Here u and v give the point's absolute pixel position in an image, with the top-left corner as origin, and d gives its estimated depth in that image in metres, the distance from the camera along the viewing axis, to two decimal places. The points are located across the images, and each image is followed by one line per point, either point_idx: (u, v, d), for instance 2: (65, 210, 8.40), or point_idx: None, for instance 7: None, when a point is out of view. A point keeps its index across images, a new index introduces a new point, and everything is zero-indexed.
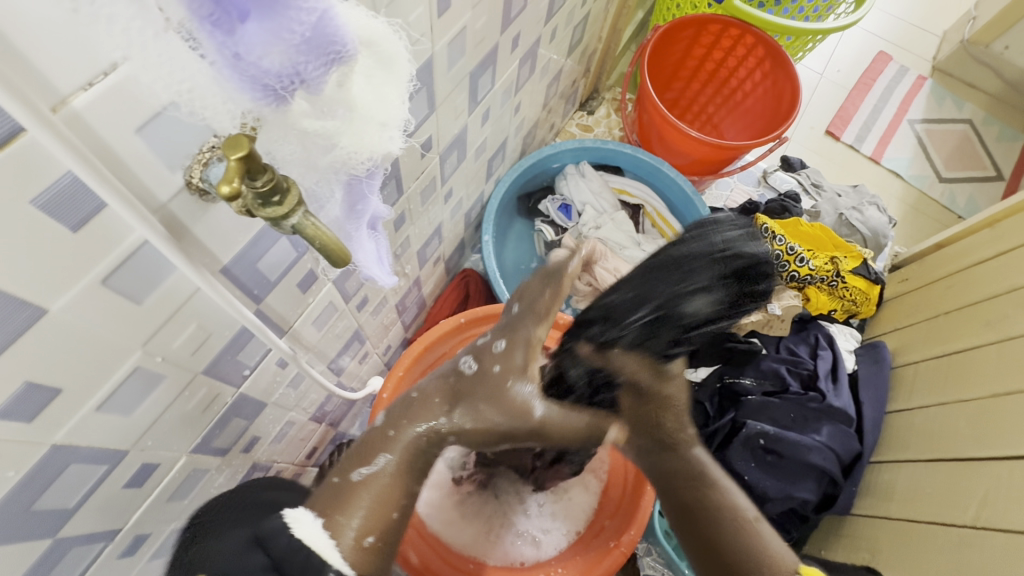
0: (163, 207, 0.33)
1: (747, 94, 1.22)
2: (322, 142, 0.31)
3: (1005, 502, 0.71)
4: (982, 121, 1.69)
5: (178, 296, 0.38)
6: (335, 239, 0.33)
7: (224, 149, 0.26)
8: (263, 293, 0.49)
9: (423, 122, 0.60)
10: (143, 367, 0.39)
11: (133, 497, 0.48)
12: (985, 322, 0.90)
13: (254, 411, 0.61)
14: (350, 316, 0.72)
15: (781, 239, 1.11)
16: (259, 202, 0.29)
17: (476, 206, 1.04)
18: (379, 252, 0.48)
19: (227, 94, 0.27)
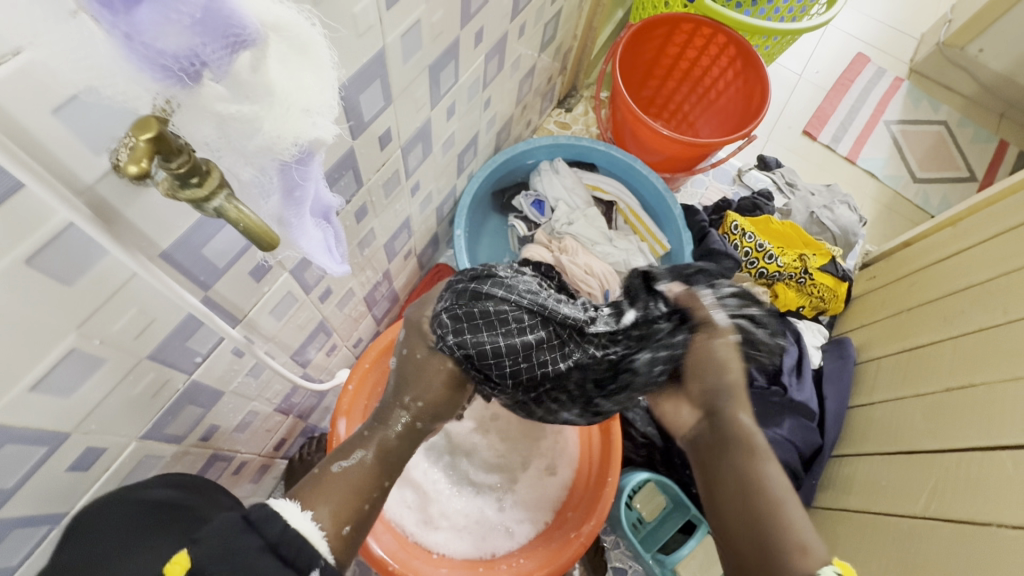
0: (91, 190, 0.33)
1: (721, 93, 1.23)
2: (245, 127, 0.32)
3: (955, 492, 0.72)
4: (956, 123, 1.72)
5: (114, 280, 0.39)
6: (260, 222, 0.34)
7: (133, 129, 0.28)
8: (211, 280, 0.49)
9: (380, 115, 0.61)
10: (80, 350, 0.40)
11: (79, 481, 0.49)
12: (945, 318, 0.92)
13: (211, 399, 0.61)
14: (312, 307, 0.73)
15: (750, 236, 1.13)
16: (178, 184, 0.30)
17: (448, 201, 1.05)
18: (329, 241, 0.50)
19: (131, 76, 0.26)
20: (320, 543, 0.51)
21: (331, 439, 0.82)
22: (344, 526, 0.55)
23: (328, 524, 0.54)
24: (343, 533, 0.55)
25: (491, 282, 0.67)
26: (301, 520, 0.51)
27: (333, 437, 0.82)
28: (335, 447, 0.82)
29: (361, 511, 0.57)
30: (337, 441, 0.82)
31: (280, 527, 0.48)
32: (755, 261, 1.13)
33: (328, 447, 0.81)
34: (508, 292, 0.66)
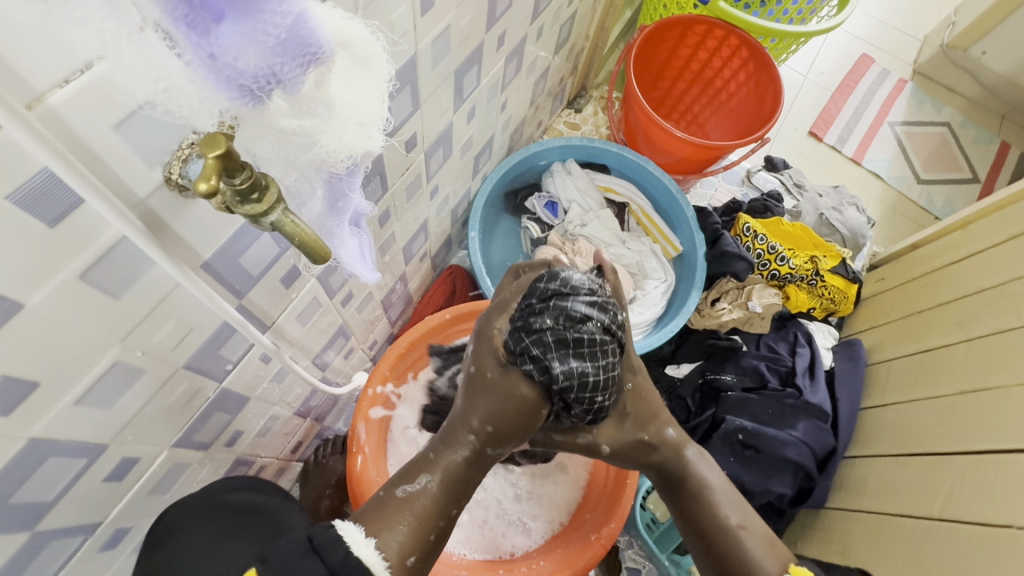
0: (142, 203, 0.33)
1: (732, 95, 1.23)
2: (302, 140, 0.32)
3: (970, 495, 0.73)
4: (960, 125, 1.73)
5: (158, 292, 0.38)
6: (314, 236, 0.33)
7: (201, 147, 0.27)
8: (245, 288, 0.49)
9: (407, 120, 0.61)
10: (123, 362, 0.40)
11: (113, 492, 0.48)
12: (956, 322, 0.93)
13: (237, 405, 0.61)
14: (335, 311, 0.72)
15: (762, 238, 1.13)
16: (237, 200, 0.30)
17: (463, 202, 1.04)
18: (363, 249, 0.49)
19: (203, 93, 0.27)
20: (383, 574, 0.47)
21: (351, 442, 0.82)
22: (410, 556, 0.50)
23: (394, 555, 0.49)
24: (409, 564, 0.49)
25: (583, 296, 0.53)
26: (366, 547, 0.47)
27: (353, 440, 0.82)
28: (355, 450, 0.82)
29: (426, 541, 0.51)
30: (357, 444, 0.82)
31: (341, 553, 0.45)
32: (767, 263, 1.13)
33: (348, 450, 0.81)
34: (601, 310, 0.53)
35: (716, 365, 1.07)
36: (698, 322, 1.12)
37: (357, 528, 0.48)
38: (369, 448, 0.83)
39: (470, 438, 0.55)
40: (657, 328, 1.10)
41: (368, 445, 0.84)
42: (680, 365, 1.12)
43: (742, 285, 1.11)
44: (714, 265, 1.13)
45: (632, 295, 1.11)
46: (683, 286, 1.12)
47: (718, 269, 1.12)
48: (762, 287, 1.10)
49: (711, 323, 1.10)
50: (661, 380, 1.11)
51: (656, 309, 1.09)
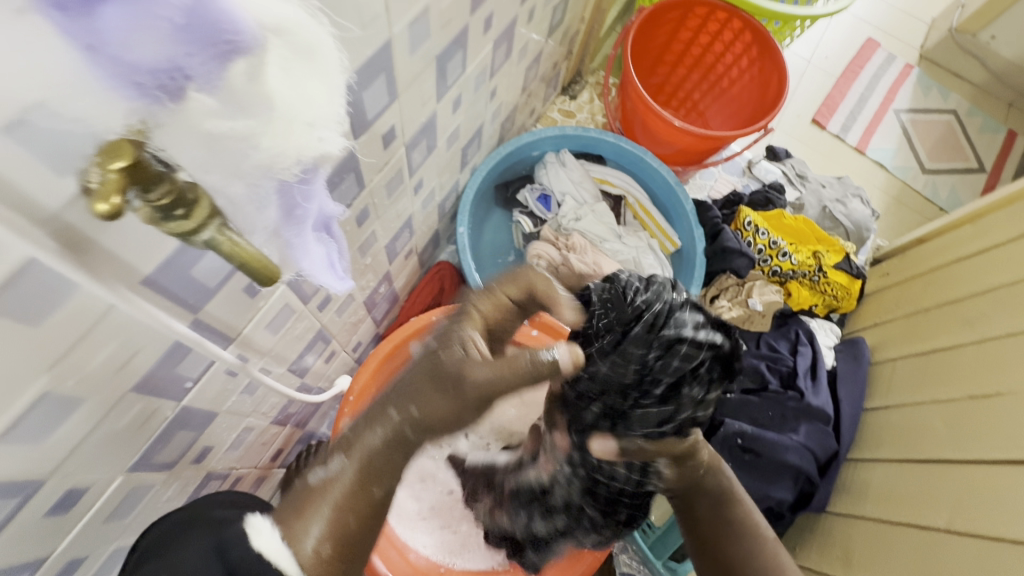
0: (55, 217, 0.28)
1: (734, 82, 1.18)
2: (239, 145, 0.27)
3: (979, 507, 0.70)
4: (966, 112, 1.68)
5: (87, 315, 0.34)
6: (259, 255, 0.29)
7: (102, 158, 0.23)
8: (201, 302, 0.44)
9: (384, 111, 0.55)
10: (54, 393, 0.35)
11: (58, 525, 0.44)
12: (965, 322, 0.90)
13: (203, 422, 0.57)
14: (311, 316, 0.68)
15: (763, 232, 1.10)
16: (159, 217, 0.25)
17: (451, 196, 0.99)
18: (332, 257, 0.44)
19: (99, 93, 0.22)
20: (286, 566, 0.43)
21: None
22: (323, 545, 0.43)
23: (310, 551, 0.43)
24: (321, 553, 0.43)
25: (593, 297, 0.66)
26: (267, 537, 0.44)
27: None
28: None
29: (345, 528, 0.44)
30: None
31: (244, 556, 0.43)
32: (769, 259, 1.09)
33: None
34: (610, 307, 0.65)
35: None
36: None
37: (264, 519, 0.46)
38: None
39: (391, 414, 0.44)
40: None
41: None
42: None
43: (742, 281, 1.08)
44: (714, 262, 1.08)
45: None
46: (681, 283, 1.08)
47: (718, 265, 1.08)
48: (762, 283, 1.07)
49: None
50: None
51: None
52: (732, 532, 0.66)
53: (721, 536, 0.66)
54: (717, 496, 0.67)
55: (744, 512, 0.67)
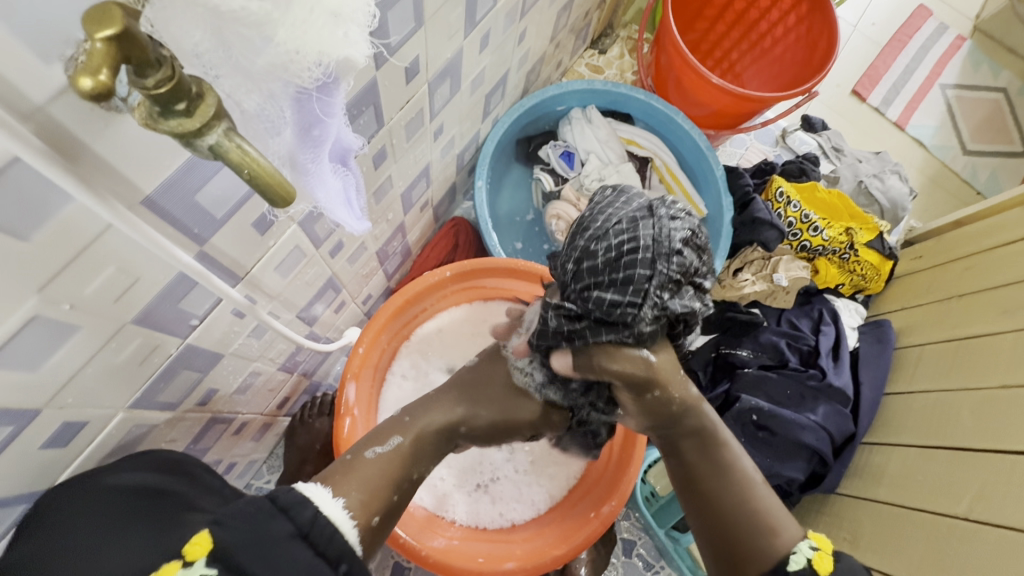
0: (43, 113, 0.25)
1: (778, 41, 1.10)
2: (252, 34, 0.23)
3: (1001, 497, 0.69)
4: (1017, 91, 1.58)
5: (81, 233, 0.31)
6: (271, 170, 0.25)
7: (88, 26, 0.19)
8: (207, 233, 0.40)
9: (409, 40, 0.50)
10: (45, 316, 0.32)
11: (59, 456, 0.43)
12: (1005, 308, 0.85)
13: (208, 363, 0.54)
14: (321, 262, 0.64)
15: (795, 205, 1.05)
16: (159, 112, 0.22)
17: (470, 147, 0.95)
18: (348, 193, 0.40)
19: None
20: (350, 533, 0.46)
21: (339, 403, 0.76)
22: (374, 516, 0.49)
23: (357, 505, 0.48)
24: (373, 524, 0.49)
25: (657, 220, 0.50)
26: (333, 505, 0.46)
27: (342, 402, 0.76)
28: (343, 412, 0.76)
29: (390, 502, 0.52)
30: (345, 406, 0.76)
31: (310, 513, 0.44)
32: (799, 233, 1.05)
33: (336, 412, 0.75)
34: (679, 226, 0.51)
35: (733, 338, 1.01)
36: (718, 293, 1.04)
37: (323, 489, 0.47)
38: (357, 410, 0.78)
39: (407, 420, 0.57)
40: None
41: (357, 406, 0.78)
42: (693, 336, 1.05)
43: (768, 256, 1.04)
44: (741, 233, 1.04)
45: None
46: None
47: (746, 236, 1.03)
48: (789, 259, 1.03)
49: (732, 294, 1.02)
50: None
51: None
52: (714, 483, 0.53)
53: (701, 487, 0.53)
54: (687, 439, 0.54)
55: (729, 456, 0.54)
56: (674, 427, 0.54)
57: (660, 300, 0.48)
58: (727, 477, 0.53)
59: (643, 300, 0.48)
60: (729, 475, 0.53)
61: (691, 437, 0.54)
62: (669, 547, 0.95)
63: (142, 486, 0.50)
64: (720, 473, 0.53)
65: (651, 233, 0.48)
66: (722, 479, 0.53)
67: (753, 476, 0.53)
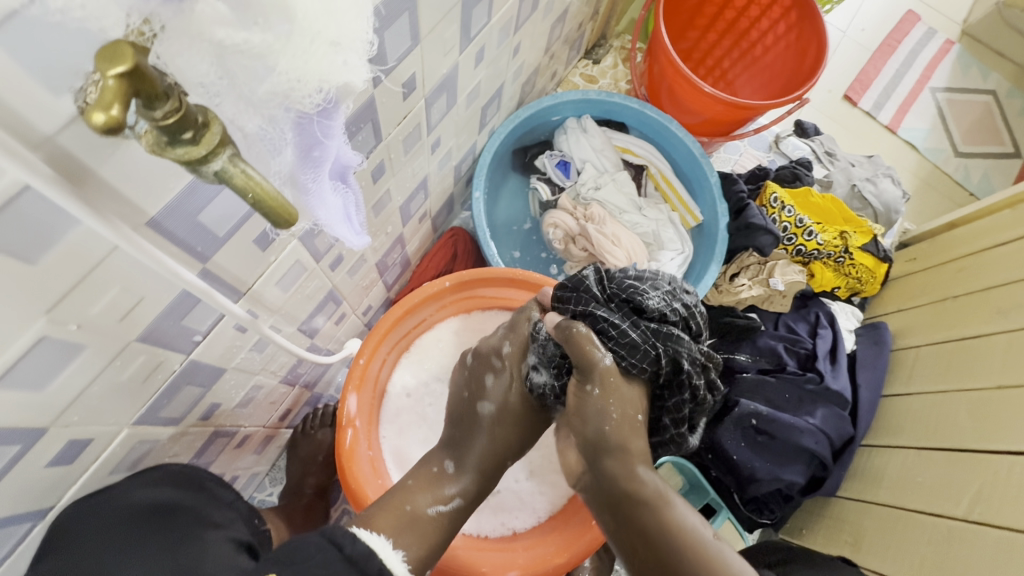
0: (51, 142, 0.25)
1: (768, 49, 1.12)
2: (253, 63, 0.24)
3: (999, 497, 0.69)
4: (1006, 93, 1.60)
5: (88, 255, 0.32)
6: (274, 193, 0.26)
7: (99, 63, 0.20)
8: (210, 251, 0.41)
9: (405, 58, 0.52)
10: (53, 337, 0.33)
11: (64, 474, 0.44)
12: (999, 309, 0.86)
13: (211, 378, 0.55)
14: (322, 276, 0.65)
15: (789, 210, 1.06)
16: (165, 140, 0.23)
17: (467, 159, 0.96)
18: (349, 210, 0.41)
19: None
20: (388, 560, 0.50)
21: (340, 415, 0.77)
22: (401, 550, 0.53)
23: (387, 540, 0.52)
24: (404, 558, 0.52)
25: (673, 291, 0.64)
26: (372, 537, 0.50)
27: (343, 413, 0.77)
28: (345, 423, 0.76)
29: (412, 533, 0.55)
30: (347, 417, 0.77)
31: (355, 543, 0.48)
32: (794, 238, 1.06)
33: (338, 423, 0.76)
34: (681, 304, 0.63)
35: (731, 344, 1.02)
36: (714, 298, 1.06)
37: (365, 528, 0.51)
38: (359, 422, 0.78)
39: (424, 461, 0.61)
40: None
41: (358, 418, 0.78)
42: None
43: (764, 260, 1.05)
44: (736, 238, 1.05)
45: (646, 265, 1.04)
46: (701, 258, 1.05)
47: (741, 242, 1.05)
48: (785, 263, 1.04)
49: (728, 300, 1.04)
50: None
51: None
52: (663, 547, 0.52)
53: (647, 553, 0.52)
54: (628, 501, 0.55)
55: (674, 514, 0.53)
56: (614, 493, 0.56)
57: (663, 316, 0.60)
58: (675, 537, 0.52)
59: (651, 301, 0.60)
60: (673, 532, 0.52)
61: (630, 502, 0.55)
62: None
63: (151, 505, 0.53)
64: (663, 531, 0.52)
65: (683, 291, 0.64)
66: (666, 541, 0.52)
67: (703, 532, 0.52)
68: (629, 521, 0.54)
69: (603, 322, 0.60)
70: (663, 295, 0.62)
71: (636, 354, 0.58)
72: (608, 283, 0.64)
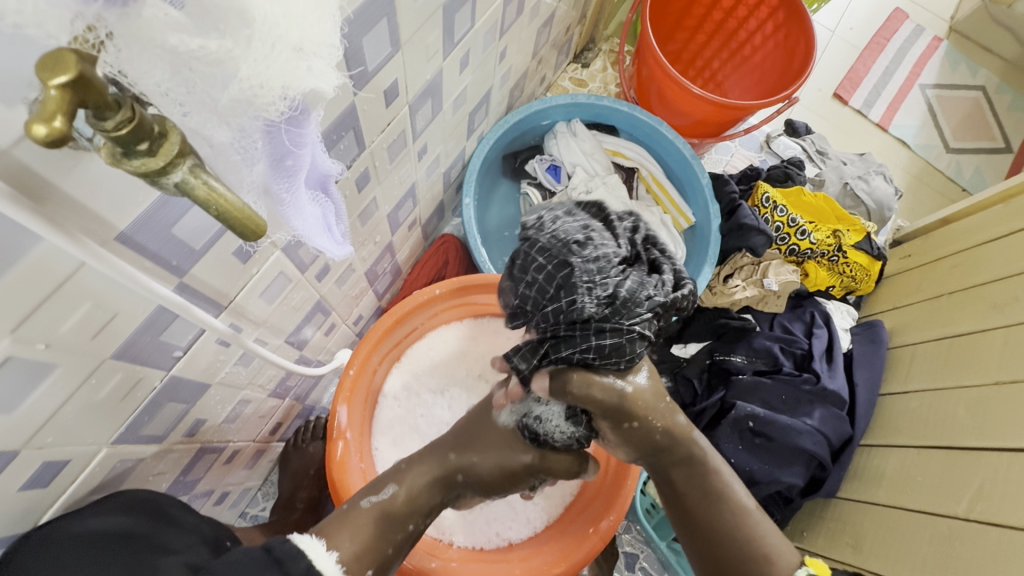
0: (7, 156, 0.25)
1: (757, 49, 1.12)
2: (213, 71, 0.23)
3: (1001, 496, 0.68)
4: (995, 89, 1.61)
5: (54, 272, 0.31)
6: (238, 205, 0.25)
7: (40, 73, 0.19)
8: (187, 265, 0.40)
9: (386, 64, 0.51)
10: (20, 357, 0.32)
11: (39, 496, 0.43)
12: (995, 305, 0.86)
13: (195, 393, 0.54)
14: (309, 286, 0.64)
15: (782, 210, 1.05)
16: (121, 152, 0.22)
17: (457, 165, 0.95)
18: (328, 220, 0.40)
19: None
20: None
21: (331, 427, 0.75)
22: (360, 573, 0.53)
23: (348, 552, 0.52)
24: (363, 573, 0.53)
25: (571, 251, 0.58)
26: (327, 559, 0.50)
27: (334, 425, 0.75)
28: (336, 436, 0.75)
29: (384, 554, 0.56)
30: (337, 429, 0.75)
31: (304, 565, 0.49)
32: (787, 237, 1.05)
33: (328, 436, 0.74)
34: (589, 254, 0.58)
35: (726, 345, 1.01)
36: (708, 300, 1.05)
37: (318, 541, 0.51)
38: (349, 434, 0.77)
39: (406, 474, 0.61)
40: None
41: (349, 430, 0.77)
42: (687, 345, 1.05)
43: (758, 260, 1.04)
44: (729, 239, 1.04)
45: None
46: (695, 260, 1.04)
47: (734, 243, 1.04)
48: (779, 263, 1.03)
49: (722, 301, 1.03)
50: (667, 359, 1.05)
51: None
52: (707, 508, 0.58)
53: (693, 514, 0.58)
54: (680, 467, 0.59)
55: (722, 482, 0.59)
56: (667, 457, 0.60)
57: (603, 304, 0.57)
58: (720, 501, 0.58)
59: (587, 304, 0.56)
60: (716, 499, 0.58)
61: (684, 467, 0.59)
62: (671, 560, 0.93)
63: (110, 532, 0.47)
64: (708, 495, 0.58)
65: (585, 251, 0.58)
66: (712, 504, 0.58)
67: (745, 502, 0.58)
68: (676, 483, 0.60)
69: (576, 355, 0.57)
70: (586, 284, 0.56)
71: (624, 352, 0.56)
72: (545, 316, 0.59)
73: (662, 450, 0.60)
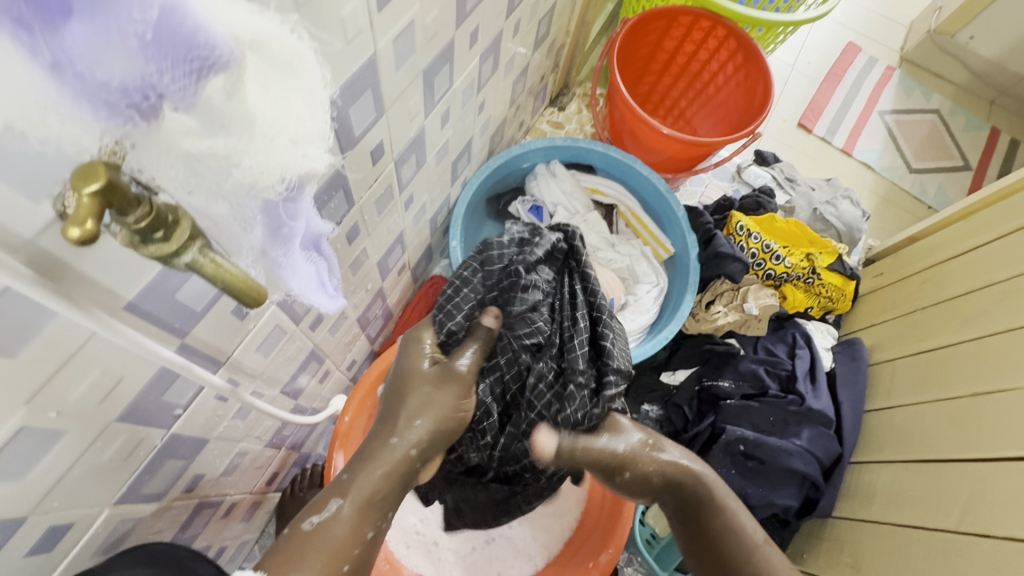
0: (31, 244, 0.27)
1: (720, 88, 1.19)
2: (219, 164, 0.26)
3: (988, 508, 0.70)
4: (949, 111, 1.70)
5: (68, 344, 0.33)
6: (242, 277, 0.28)
7: (74, 182, 0.22)
8: (188, 326, 0.42)
9: (372, 128, 0.55)
10: (33, 427, 0.34)
11: (43, 562, 0.43)
12: (964, 318, 0.90)
13: (194, 449, 0.55)
14: (303, 336, 0.66)
15: (756, 237, 1.10)
16: (139, 239, 0.25)
17: (442, 210, 0.99)
18: (322, 276, 0.42)
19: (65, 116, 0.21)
20: None
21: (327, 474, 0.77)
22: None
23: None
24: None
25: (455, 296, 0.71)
26: None
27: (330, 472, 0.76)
28: None
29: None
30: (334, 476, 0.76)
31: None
32: (763, 262, 1.10)
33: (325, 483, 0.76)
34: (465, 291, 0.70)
35: (714, 370, 1.04)
36: (692, 327, 1.08)
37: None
38: None
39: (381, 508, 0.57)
40: (651, 334, 1.06)
41: None
42: (676, 372, 1.08)
43: (737, 286, 1.08)
44: (707, 267, 1.08)
45: (623, 300, 1.07)
46: (676, 289, 1.08)
47: (712, 270, 1.08)
48: (757, 287, 1.07)
49: (706, 327, 1.06)
50: (658, 388, 1.08)
51: (648, 314, 1.05)
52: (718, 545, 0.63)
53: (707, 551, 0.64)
54: (695, 508, 0.66)
55: (730, 519, 0.65)
56: (682, 501, 0.67)
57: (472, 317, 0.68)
58: (730, 541, 0.63)
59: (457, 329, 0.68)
60: (727, 537, 0.63)
61: (697, 510, 0.66)
62: None
63: None
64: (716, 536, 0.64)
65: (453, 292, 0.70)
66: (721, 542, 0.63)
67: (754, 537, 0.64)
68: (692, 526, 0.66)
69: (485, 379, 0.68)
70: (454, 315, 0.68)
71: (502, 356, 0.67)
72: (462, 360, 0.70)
73: (669, 489, 0.68)
